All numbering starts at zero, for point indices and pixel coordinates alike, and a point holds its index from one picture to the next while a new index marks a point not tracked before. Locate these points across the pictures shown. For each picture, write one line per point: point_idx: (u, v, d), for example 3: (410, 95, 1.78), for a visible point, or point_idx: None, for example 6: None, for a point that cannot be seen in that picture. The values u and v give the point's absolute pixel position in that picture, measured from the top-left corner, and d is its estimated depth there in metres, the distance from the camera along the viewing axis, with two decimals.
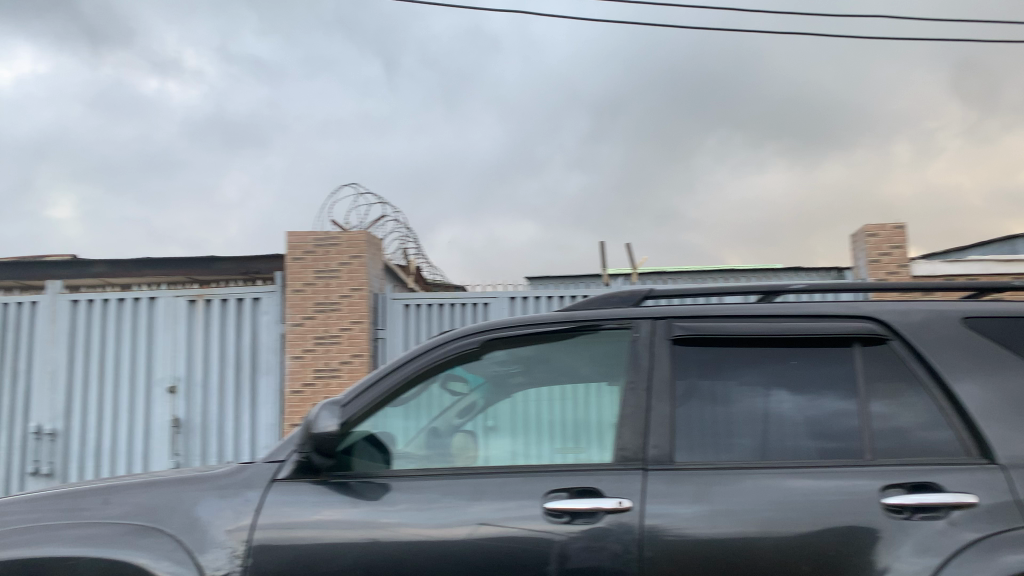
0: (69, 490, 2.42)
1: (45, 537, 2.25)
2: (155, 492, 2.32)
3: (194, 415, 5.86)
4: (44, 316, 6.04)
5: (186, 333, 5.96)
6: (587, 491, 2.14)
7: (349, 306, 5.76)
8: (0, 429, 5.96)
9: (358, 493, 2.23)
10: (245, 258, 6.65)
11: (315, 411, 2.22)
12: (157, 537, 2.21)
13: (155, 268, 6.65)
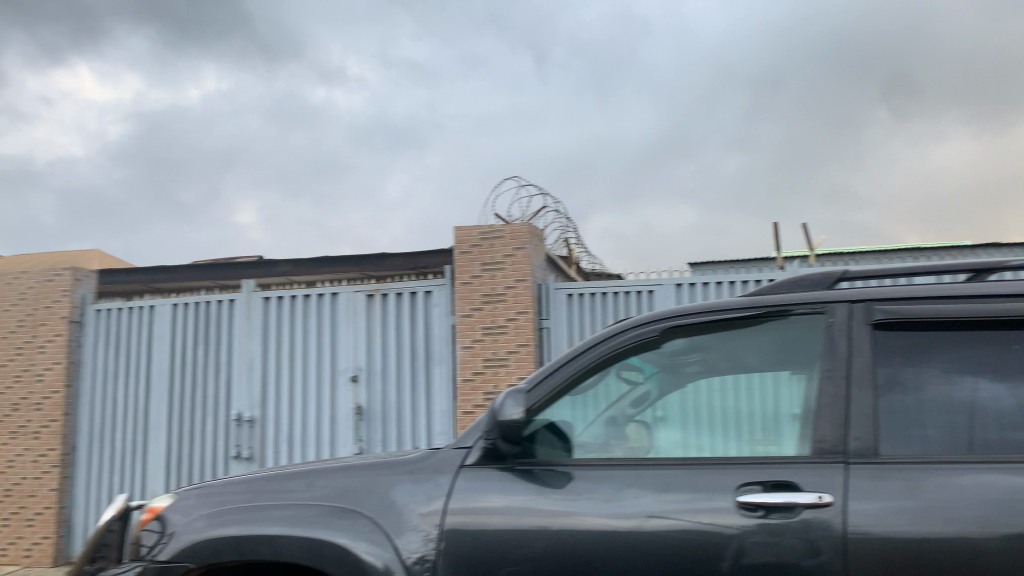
0: (275, 474, 2.60)
1: (255, 516, 2.41)
2: (353, 476, 2.44)
3: (375, 402, 6.16)
4: (240, 312, 6.55)
5: (364, 326, 6.27)
6: (783, 485, 2.04)
7: (515, 297, 5.84)
8: (207, 415, 6.53)
9: (543, 481, 2.24)
10: (415, 253, 6.90)
11: (501, 398, 2.25)
12: (357, 518, 2.32)
13: (334, 265, 7.05)
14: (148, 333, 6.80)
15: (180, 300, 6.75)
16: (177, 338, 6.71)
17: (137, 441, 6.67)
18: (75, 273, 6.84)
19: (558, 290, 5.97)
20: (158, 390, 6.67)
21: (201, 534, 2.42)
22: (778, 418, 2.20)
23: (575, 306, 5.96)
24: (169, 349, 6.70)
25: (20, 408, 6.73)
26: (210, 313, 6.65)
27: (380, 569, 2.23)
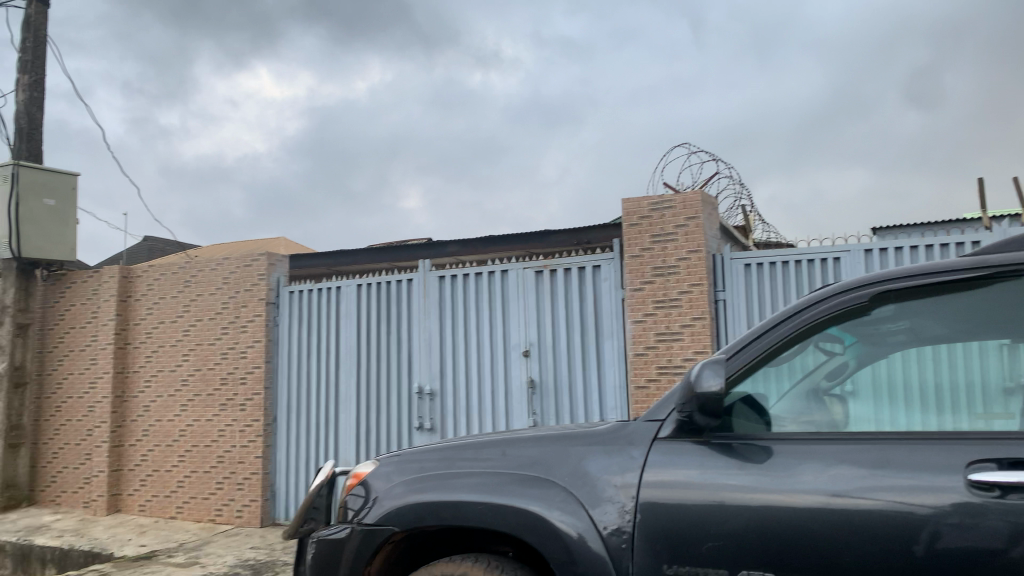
0: (467, 444, 2.66)
1: (451, 483, 2.49)
2: (544, 447, 2.47)
3: (548, 376, 6.22)
4: (418, 291, 6.82)
5: (536, 301, 6.33)
6: (1021, 464, 1.84)
7: (688, 269, 5.66)
8: (390, 389, 6.86)
9: (742, 456, 2.15)
10: (581, 228, 6.87)
11: (698, 369, 2.17)
12: (550, 488, 2.34)
13: (503, 243, 7.15)
14: (334, 313, 7.23)
15: (362, 280, 7.12)
16: (361, 317, 7.09)
17: (328, 413, 7.13)
18: (270, 258, 7.39)
19: (733, 260, 5.74)
20: (346, 365, 7.10)
21: (402, 499, 2.53)
22: (989, 392, 2.03)
23: (754, 277, 5.69)
24: (354, 327, 7.10)
25: (227, 382, 7.38)
26: (390, 293, 6.97)
27: (575, 539, 2.24)
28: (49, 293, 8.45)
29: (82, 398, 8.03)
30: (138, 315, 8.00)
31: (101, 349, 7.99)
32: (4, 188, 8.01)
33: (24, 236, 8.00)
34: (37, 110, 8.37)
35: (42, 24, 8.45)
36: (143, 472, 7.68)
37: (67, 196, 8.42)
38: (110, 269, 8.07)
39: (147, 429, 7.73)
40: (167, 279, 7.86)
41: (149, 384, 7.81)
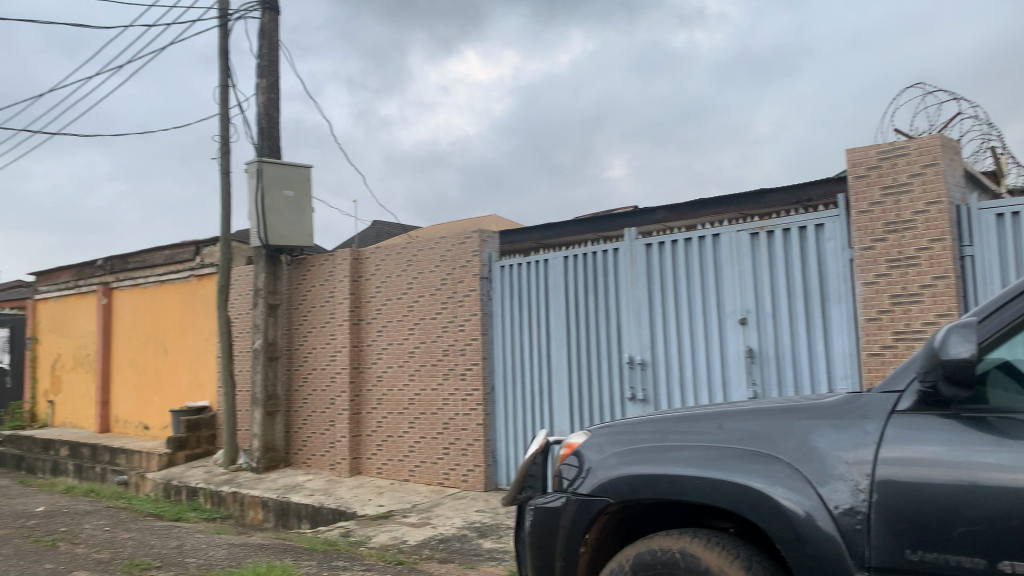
0: (681, 416, 2.58)
1: (664, 456, 2.42)
2: (764, 420, 2.32)
3: (767, 345, 5.91)
4: (626, 260, 6.74)
5: (751, 266, 6.02)
6: None
7: (927, 222, 5.10)
8: (602, 360, 6.86)
9: (1001, 432, 1.88)
10: (800, 186, 6.43)
11: (943, 334, 1.93)
12: (772, 463, 2.20)
13: (714, 207, 6.87)
14: (545, 285, 7.34)
15: (572, 252, 7.16)
16: (571, 288, 7.14)
17: (543, 383, 7.28)
18: (482, 235, 7.63)
19: (982, 211, 5.08)
20: (558, 336, 7.20)
21: (616, 470, 2.50)
22: None
23: (1008, 228, 5.01)
24: (565, 299, 7.17)
25: (448, 355, 7.76)
26: (599, 263, 6.95)
27: (802, 517, 2.09)
28: (292, 276, 9.34)
29: (325, 371, 8.83)
30: (368, 294, 8.62)
31: (338, 325, 8.72)
32: (252, 183, 8.95)
33: (269, 225, 8.91)
34: (275, 109, 9.21)
35: (274, 30, 9.25)
36: (379, 438, 8.31)
37: (303, 186, 9.24)
38: (342, 252, 8.76)
39: (381, 399, 8.34)
40: (391, 258, 8.39)
41: (380, 357, 8.41)
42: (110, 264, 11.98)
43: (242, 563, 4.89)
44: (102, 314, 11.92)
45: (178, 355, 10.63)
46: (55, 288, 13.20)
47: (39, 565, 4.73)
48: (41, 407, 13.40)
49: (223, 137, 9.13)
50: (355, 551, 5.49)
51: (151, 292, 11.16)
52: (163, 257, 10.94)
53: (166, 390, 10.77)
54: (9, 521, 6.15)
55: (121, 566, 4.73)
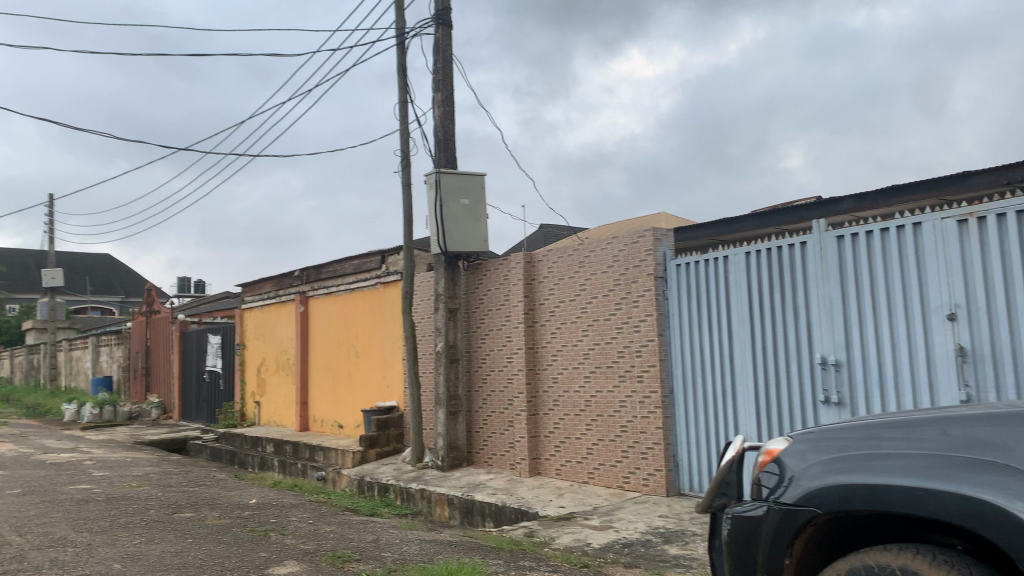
0: (894, 421, 2.37)
1: (877, 464, 2.23)
2: (999, 427, 2.09)
3: (981, 342, 5.36)
4: (814, 254, 6.37)
5: (960, 255, 5.48)
6: None
7: None
8: (790, 360, 6.51)
9: None
10: (1013, 166, 5.80)
11: None
12: (1010, 474, 1.97)
13: (911, 194, 6.34)
14: (724, 283, 7.09)
15: (752, 247, 6.86)
16: (753, 285, 6.84)
17: (725, 385, 7.02)
18: (656, 233, 7.48)
19: None
20: (740, 336, 6.92)
21: (822, 479, 2.33)
22: None
23: None
24: (746, 296, 6.88)
25: (625, 356, 7.66)
26: (783, 258, 6.61)
27: None
28: (470, 280, 9.61)
29: (503, 372, 9.01)
30: (542, 296, 8.70)
31: (515, 327, 8.87)
32: (431, 194, 9.32)
33: (447, 233, 9.23)
34: (450, 121, 9.52)
35: (448, 45, 9.57)
36: (557, 439, 8.36)
37: (478, 194, 9.50)
38: (516, 255, 8.90)
39: (558, 400, 8.38)
40: (565, 260, 8.41)
41: (556, 358, 8.46)
42: (305, 274, 12.91)
43: (434, 559, 5.07)
44: (300, 321, 12.85)
45: (367, 359, 11.25)
46: (258, 298, 14.41)
47: (255, 553, 5.13)
48: (249, 407, 14.66)
49: (403, 151, 9.56)
50: (540, 552, 5.54)
51: (343, 299, 11.90)
52: (352, 267, 11.64)
53: (357, 391, 11.44)
54: (228, 511, 6.74)
55: (325, 557, 5.04)
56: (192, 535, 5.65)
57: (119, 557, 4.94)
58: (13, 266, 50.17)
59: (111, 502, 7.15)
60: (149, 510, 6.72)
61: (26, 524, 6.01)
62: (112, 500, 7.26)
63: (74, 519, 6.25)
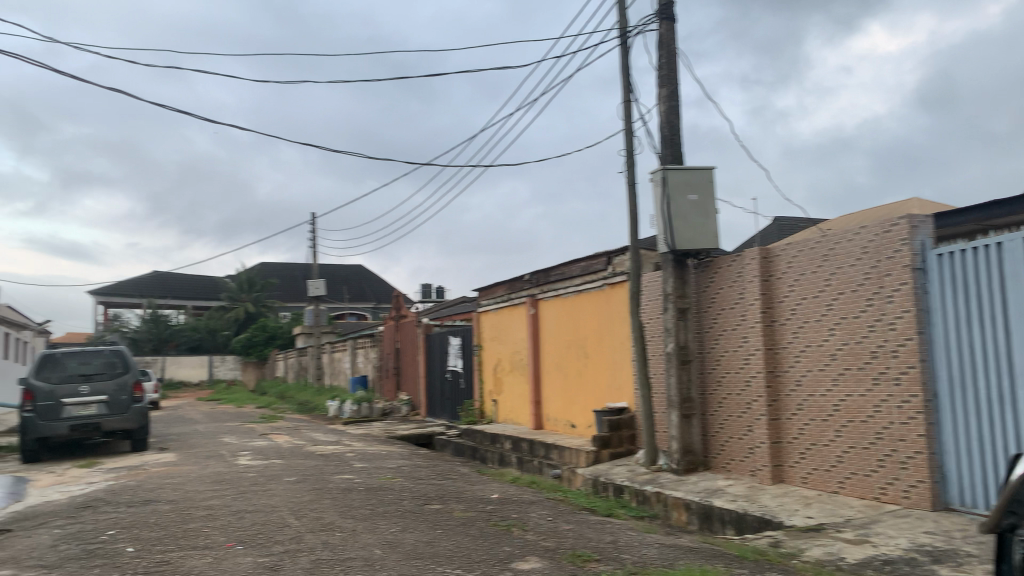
0: None
1: None
2: None
3: None
4: None
5: None
6: None
7: None
8: None
9: None
10: None
11: None
12: None
13: None
14: (998, 273, 6.27)
15: None
16: None
17: (1002, 389, 6.20)
18: (912, 221, 6.77)
19: None
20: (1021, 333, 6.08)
21: None
22: None
23: None
24: None
25: (878, 357, 7.04)
26: None
27: None
28: (701, 279, 9.33)
29: (740, 374, 8.64)
30: (781, 294, 8.24)
31: (752, 327, 8.48)
32: (658, 192, 9.18)
33: (676, 231, 9.03)
34: (676, 117, 9.33)
35: (672, 39, 9.39)
36: (802, 445, 7.87)
37: (707, 189, 9.21)
38: (752, 252, 8.51)
39: (801, 403, 7.89)
40: (806, 255, 7.91)
41: (798, 360, 7.97)
42: (535, 277, 13.27)
43: (675, 564, 4.97)
44: (532, 323, 13.22)
45: (598, 359, 11.32)
46: (493, 302, 15.03)
47: (499, 547, 5.33)
48: (487, 406, 15.33)
49: (628, 151, 9.51)
50: (788, 564, 5.23)
51: (571, 301, 12.07)
52: (580, 269, 11.77)
53: (589, 392, 11.54)
54: (472, 505, 7.08)
55: (566, 556, 5.11)
56: (442, 526, 6.00)
57: (379, 543, 5.36)
58: (285, 278, 56.64)
59: (370, 492, 7.79)
60: (403, 501, 7.24)
61: (302, 508, 6.72)
62: (371, 490, 7.92)
63: (340, 506, 6.89)
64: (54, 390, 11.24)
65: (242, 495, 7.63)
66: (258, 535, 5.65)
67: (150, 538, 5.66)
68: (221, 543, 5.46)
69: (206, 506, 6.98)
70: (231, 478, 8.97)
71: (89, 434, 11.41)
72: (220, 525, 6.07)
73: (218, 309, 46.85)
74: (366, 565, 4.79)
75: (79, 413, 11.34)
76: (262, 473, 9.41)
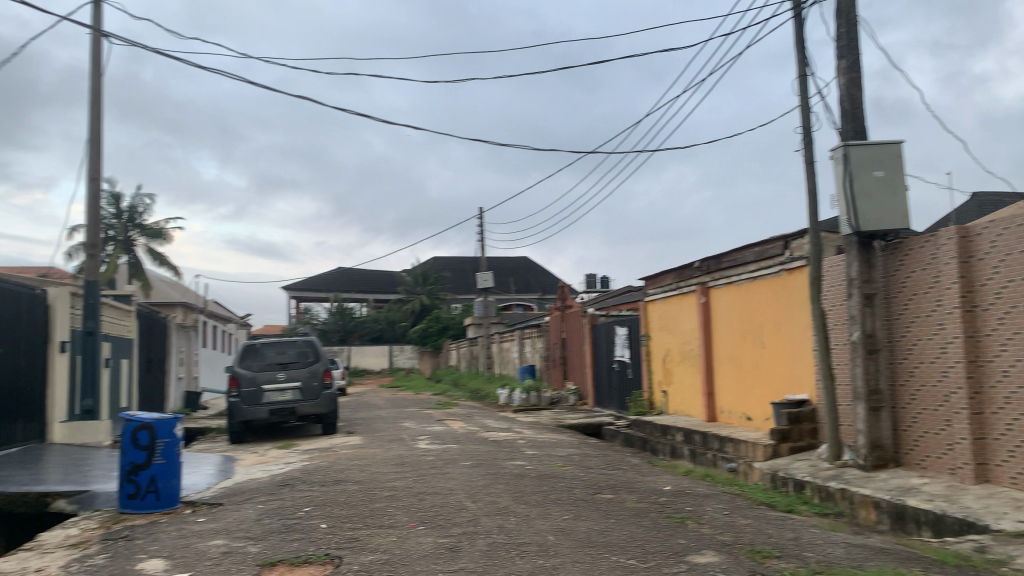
0: None
1: None
2: None
3: None
4: None
5: None
6: None
7: None
8: None
9: None
10: None
11: None
12: None
13: None
14: None
15: None
16: None
17: None
18: None
19: None
20: None
21: None
22: None
23: None
24: None
25: None
26: None
27: None
28: (889, 262, 8.69)
29: (936, 364, 7.97)
30: (984, 276, 7.50)
31: (949, 313, 7.81)
32: (839, 170, 8.65)
33: (860, 211, 8.46)
34: (857, 89, 8.72)
35: (852, 6, 8.77)
36: (1010, 443, 7.14)
37: (895, 164, 8.57)
38: (948, 231, 7.81)
39: (1009, 396, 7.17)
40: (1013, 233, 7.15)
41: (1005, 348, 7.23)
42: (706, 264, 12.90)
43: (865, 565, 4.66)
44: (703, 312, 12.87)
45: (775, 349, 10.83)
46: (661, 290, 14.77)
47: (674, 539, 5.24)
48: (657, 396, 15.11)
49: (805, 128, 9.01)
50: (996, 571, 4.76)
51: (745, 288, 11.63)
52: (754, 255, 11.32)
53: (765, 383, 11.08)
54: (645, 496, 7.01)
55: (744, 551, 4.93)
56: (615, 516, 5.98)
57: (552, 529, 5.43)
58: (456, 271, 58.67)
59: (543, 479, 7.92)
60: (575, 489, 7.30)
61: (477, 493, 6.94)
62: (544, 477, 8.04)
63: (514, 491, 7.05)
64: (255, 378, 12.30)
65: (422, 478, 7.99)
66: (438, 517, 5.89)
67: (340, 516, 6.05)
68: (404, 522, 5.75)
69: (389, 487, 7.38)
70: (412, 461, 9.42)
71: (285, 418, 12.38)
72: (403, 506, 6.39)
73: (395, 301, 49.31)
74: (541, 550, 4.86)
75: (277, 399, 12.34)
76: (440, 458, 9.82)
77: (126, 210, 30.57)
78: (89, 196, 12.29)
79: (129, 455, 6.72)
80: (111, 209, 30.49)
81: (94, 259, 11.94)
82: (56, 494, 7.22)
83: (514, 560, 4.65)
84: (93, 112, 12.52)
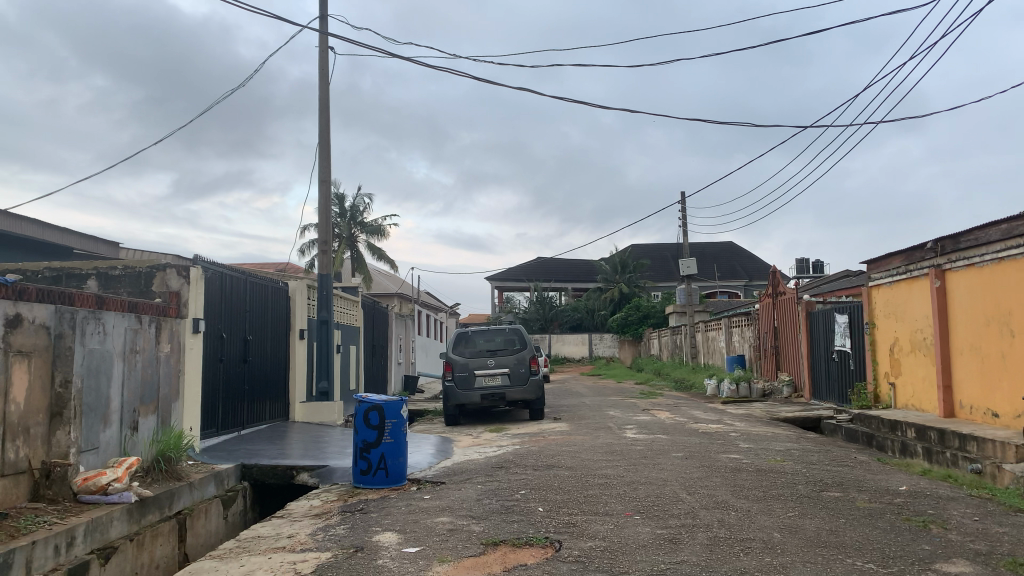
0: None
1: None
2: None
3: None
4: None
5: None
6: None
7: None
8: None
9: None
10: None
11: None
12: None
13: None
14: None
15: None
16: None
17: None
18: None
19: None
20: None
21: None
22: None
23: None
24: None
25: None
26: None
27: None
28: None
29: None
30: None
31: None
32: None
33: None
34: None
35: None
36: None
37: None
38: None
39: None
40: None
41: None
42: (940, 245, 11.72)
43: None
44: (937, 297, 11.71)
45: None
46: (886, 275, 13.62)
47: (917, 544, 4.80)
48: (883, 388, 13.99)
49: None
50: None
51: (989, 270, 10.42)
52: (999, 233, 10.12)
53: (1016, 375, 9.87)
54: (877, 496, 6.49)
55: (1004, 563, 4.41)
56: (846, 516, 5.59)
57: (777, 526, 5.18)
58: (656, 259, 57.76)
59: (761, 473, 7.58)
60: (797, 485, 6.91)
61: (692, 485, 6.77)
62: (762, 471, 7.71)
63: (732, 485, 6.79)
64: (468, 363, 12.84)
65: (634, 467, 7.93)
66: (654, 507, 5.81)
67: (557, 500, 6.15)
68: (620, 510, 5.72)
69: (602, 475, 7.40)
70: (622, 450, 9.40)
71: (496, 402, 12.82)
72: (618, 494, 6.37)
73: (595, 290, 49.48)
74: (768, 547, 4.64)
75: (487, 383, 12.79)
76: (650, 447, 9.71)
77: (349, 209, 33.18)
78: (319, 197, 13.38)
79: (362, 433, 7.23)
80: (336, 209, 33.17)
81: (326, 254, 12.96)
82: (301, 468, 7.90)
83: (739, 556, 4.48)
84: (322, 120, 13.61)
